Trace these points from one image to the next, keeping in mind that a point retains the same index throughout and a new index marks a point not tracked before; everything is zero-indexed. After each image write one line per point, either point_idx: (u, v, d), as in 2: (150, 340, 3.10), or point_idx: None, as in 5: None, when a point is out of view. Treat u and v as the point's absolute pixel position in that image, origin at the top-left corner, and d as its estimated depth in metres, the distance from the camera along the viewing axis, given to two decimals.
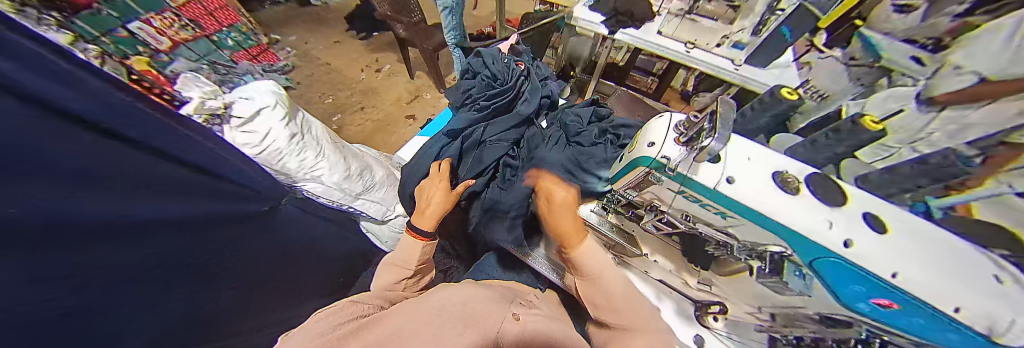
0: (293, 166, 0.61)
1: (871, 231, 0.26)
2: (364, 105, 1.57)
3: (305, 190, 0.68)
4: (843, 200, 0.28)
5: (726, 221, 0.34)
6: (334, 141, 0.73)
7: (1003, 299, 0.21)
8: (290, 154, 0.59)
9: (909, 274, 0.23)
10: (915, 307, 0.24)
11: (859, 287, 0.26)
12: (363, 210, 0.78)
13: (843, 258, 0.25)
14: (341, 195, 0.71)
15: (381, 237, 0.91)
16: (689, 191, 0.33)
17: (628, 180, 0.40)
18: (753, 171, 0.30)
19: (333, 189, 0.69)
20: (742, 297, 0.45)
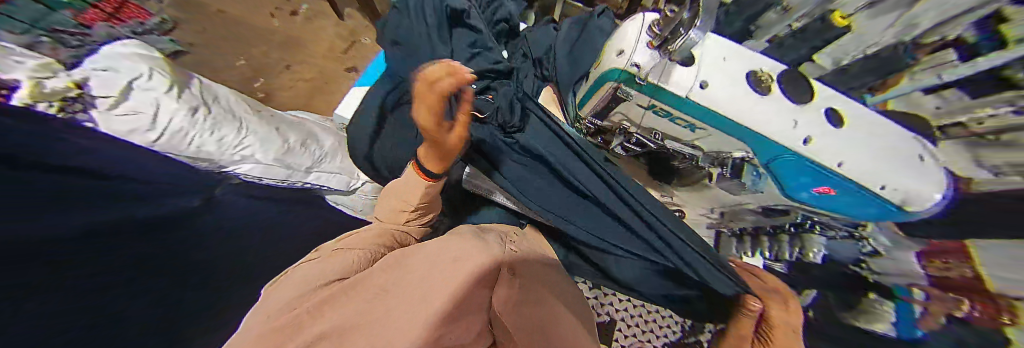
0: (212, 148, 0.48)
1: (831, 125, 0.38)
2: (287, 62, 1.22)
3: (242, 176, 0.54)
4: (807, 96, 0.39)
5: (694, 134, 0.46)
6: (255, 113, 0.61)
7: (921, 174, 0.37)
8: (200, 134, 0.47)
9: (849, 163, 0.37)
10: (848, 189, 0.39)
11: (806, 179, 0.41)
12: (322, 185, 0.69)
13: (796, 150, 0.39)
14: (291, 172, 0.62)
15: (360, 209, 0.81)
16: (659, 104, 0.43)
17: (597, 98, 0.50)
18: (732, 75, 0.40)
19: (277, 167, 0.59)
20: (697, 202, 0.66)
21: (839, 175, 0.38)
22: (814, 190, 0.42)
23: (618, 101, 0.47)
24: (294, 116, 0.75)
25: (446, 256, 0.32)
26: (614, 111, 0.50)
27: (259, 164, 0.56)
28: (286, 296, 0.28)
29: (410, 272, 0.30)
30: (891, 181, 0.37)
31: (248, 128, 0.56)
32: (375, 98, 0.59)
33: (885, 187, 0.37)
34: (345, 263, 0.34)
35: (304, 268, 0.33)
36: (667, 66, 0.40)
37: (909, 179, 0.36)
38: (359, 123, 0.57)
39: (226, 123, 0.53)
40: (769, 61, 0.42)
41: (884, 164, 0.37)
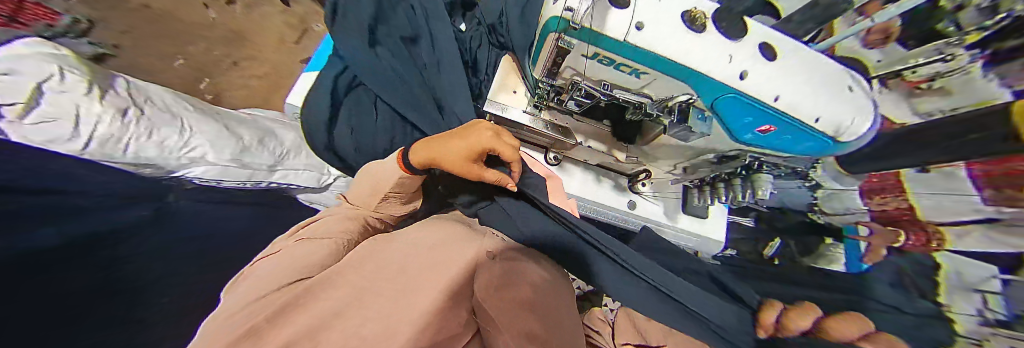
0: (153, 153, 0.45)
1: (764, 59, 0.32)
2: (232, 58, 1.08)
3: (196, 180, 0.52)
4: (741, 32, 0.33)
5: (642, 80, 0.37)
6: (193, 109, 0.56)
7: (853, 102, 0.31)
8: (134, 138, 0.43)
9: (787, 96, 0.30)
10: (787, 125, 0.32)
11: (748, 118, 0.33)
12: (290, 183, 0.66)
13: (733, 87, 0.31)
14: (252, 172, 0.59)
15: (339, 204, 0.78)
16: (602, 52, 0.33)
17: (544, 58, 0.41)
18: (660, 11, 0.31)
19: (235, 168, 0.55)
20: (665, 159, 0.53)
21: (774, 109, 0.31)
22: (755, 131, 0.35)
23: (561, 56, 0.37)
24: (240, 112, 0.68)
25: (435, 264, 0.33)
26: (562, 67, 0.40)
27: (215, 165, 0.52)
28: (251, 294, 0.27)
29: (393, 272, 0.31)
30: (826, 113, 0.30)
31: (191, 128, 0.52)
32: (326, 80, 0.52)
33: (819, 120, 0.30)
34: (320, 258, 0.33)
35: (268, 264, 0.32)
36: (600, 8, 0.31)
37: (842, 104, 0.30)
38: (313, 111, 0.52)
39: (167, 124, 0.49)
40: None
41: (828, 95, 0.31)
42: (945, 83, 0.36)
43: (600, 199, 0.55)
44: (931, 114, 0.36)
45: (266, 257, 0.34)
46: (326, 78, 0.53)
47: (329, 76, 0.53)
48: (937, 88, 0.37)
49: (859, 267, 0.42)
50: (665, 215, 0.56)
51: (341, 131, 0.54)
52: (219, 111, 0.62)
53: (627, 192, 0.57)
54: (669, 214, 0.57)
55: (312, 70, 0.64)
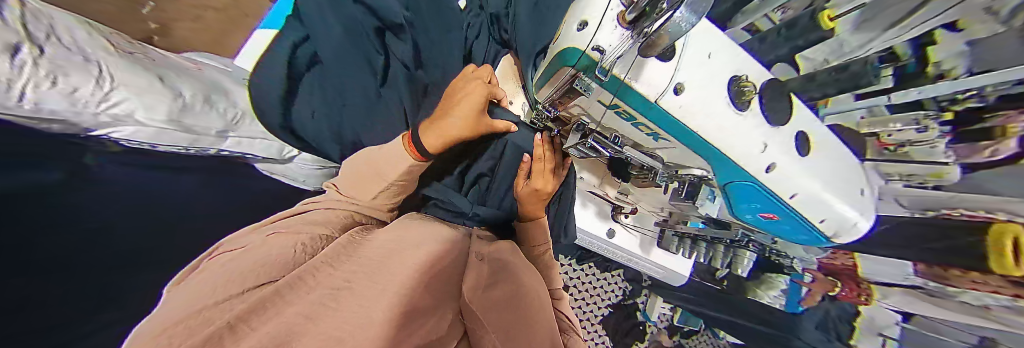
0: (62, 105, 0.27)
1: (802, 154, 0.33)
2: None
3: (123, 143, 0.37)
4: (786, 117, 0.33)
5: (656, 143, 0.37)
6: (115, 53, 0.36)
7: (850, 198, 0.36)
8: (33, 86, 0.24)
9: (801, 195, 0.34)
10: (788, 216, 0.37)
11: (755, 204, 0.37)
12: (243, 152, 0.53)
13: (756, 176, 0.33)
14: (196, 137, 0.45)
15: (301, 175, 0.65)
16: (621, 104, 0.32)
17: (556, 86, 0.37)
18: (709, 69, 0.30)
19: (174, 132, 0.41)
20: (650, 203, 0.60)
21: (789, 203, 0.35)
22: (760, 215, 0.40)
23: (571, 93, 0.35)
24: (167, 53, 0.49)
25: (398, 252, 0.27)
26: (570, 103, 0.37)
27: (147, 127, 0.38)
28: (227, 270, 0.21)
29: (373, 257, 0.26)
30: (831, 216, 0.36)
31: (114, 74, 0.33)
32: (279, 53, 0.46)
33: (793, 197, 0.34)
34: (279, 241, 0.27)
35: (223, 260, 0.23)
36: (641, 62, 0.29)
37: (851, 211, 0.36)
38: (263, 83, 0.45)
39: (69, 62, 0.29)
40: (754, 61, 0.32)
41: (841, 202, 0.36)
42: (909, 150, 0.47)
43: (581, 217, 0.64)
44: (891, 177, 0.51)
45: (216, 255, 0.25)
46: (282, 48, 0.46)
47: (285, 46, 0.46)
48: (898, 152, 0.49)
49: (796, 308, 0.70)
50: (639, 246, 0.65)
51: (300, 111, 0.47)
52: (145, 52, 0.43)
53: (610, 218, 0.65)
54: (644, 246, 0.66)
55: (268, 28, 0.60)
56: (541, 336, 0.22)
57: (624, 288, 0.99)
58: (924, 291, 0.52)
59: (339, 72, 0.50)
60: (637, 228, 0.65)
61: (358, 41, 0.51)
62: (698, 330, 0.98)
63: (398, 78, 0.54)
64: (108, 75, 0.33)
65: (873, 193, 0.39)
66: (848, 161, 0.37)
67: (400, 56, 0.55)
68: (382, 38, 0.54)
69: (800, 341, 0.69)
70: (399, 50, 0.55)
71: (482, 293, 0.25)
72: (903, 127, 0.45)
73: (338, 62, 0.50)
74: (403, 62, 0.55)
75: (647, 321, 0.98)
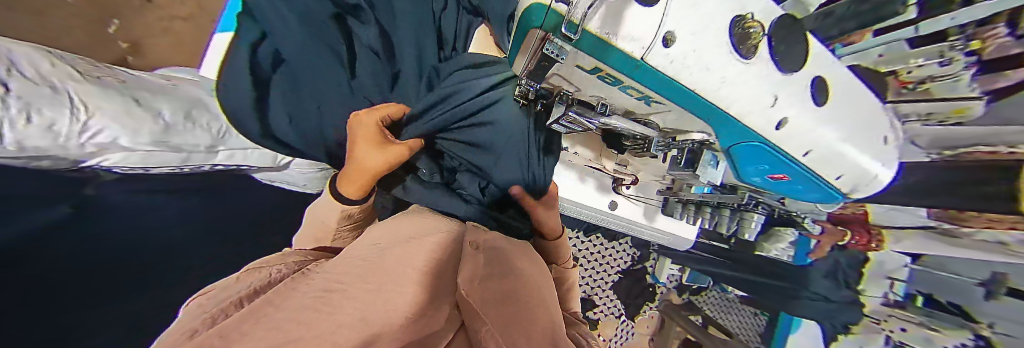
0: (47, 142, 0.27)
1: (815, 104, 0.30)
2: None
3: (116, 169, 0.39)
4: (801, 63, 0.30)
5: (651, 107, 0.33)
6: (81, 79, 0.34)
7: (866, 147, 0.34)
8: (11, 126, 0.24)
9: (816, 148, 0.32)
10: (798, 175, 0.35)
11: (764, 166, 0.35)
12: (236, 164, 0.52)
13: (766, 135, 0.31)
14: (187, 156, 0.44)
15: (297, 181, 0.65)
16: (606, 69, 0.27)
17: (522, 63, 0.33)
18: (705, 14, 0.24)
19: (163, 153, 0.40)
20: (650, 171, 0.59)
21: (801, 163, 0.33)
22: (770, 177, 0.38)
23: (547, 67, 0.30)
24: (138, 73, 0.47)
25: (392, 247, 0.27)
26: (549, 74, 0.33)
27: (136, 152, 0.37)
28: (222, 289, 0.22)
29: (366, 258, 0.25)
30: (848, 172, 0.34)
31: (92, 99, 0.33)
32: (241, 53, 0.45)
33: (807, 154, 0.33)
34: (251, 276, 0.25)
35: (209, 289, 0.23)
36: (616, 5, 0.22)
37: (871, 164, 0.35)
38: (234, 92, 0.45)
39: (44, 96, 0.28)
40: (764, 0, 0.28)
41: (860, 153, 0.34)
42: (930, 87, 0.43)
43: (582, 192, 0.62)
44: (908, 118, 0.47)
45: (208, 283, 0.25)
46: (242, 51, 0.45)
47: (245, 48, 0.45)
48: (917, 90, 0.45)
49: (804, 261, 0.70)
50: (644, 215, 0.65)
51: (274, 114, 0.46)
52: (115, 75, 0.41)
53: (610, 191, 0.63)
54: (648, 215, 0.66)
55: (225, 32, 0.56)
56: (540, 325, 0.21)
57: (633, 254, 1.01)
58: (938, 230, 0.53)
59: (308, 67, 0.48)
60: (639, 197, 0.64)
61: (318, 35, 0.48)
62: (708, 287, 1.02)
63: (368, 68, 0.49)
64: (83, 104, 0.31)
65: (891, 140, 0.36)
66: (867, 105, 0.34)
67: (366, 42, 0.50)
68: (343, 25, 0.50)
69: (806, 291, 0.71)
70: (365, 35, 0.50)
71: (480, 282, 0.24)
72: (927, 60, 0.41)
73: (301, 57, 0.47)
74: (370, 49, 0.50)
75: (656, 282, 1.01)
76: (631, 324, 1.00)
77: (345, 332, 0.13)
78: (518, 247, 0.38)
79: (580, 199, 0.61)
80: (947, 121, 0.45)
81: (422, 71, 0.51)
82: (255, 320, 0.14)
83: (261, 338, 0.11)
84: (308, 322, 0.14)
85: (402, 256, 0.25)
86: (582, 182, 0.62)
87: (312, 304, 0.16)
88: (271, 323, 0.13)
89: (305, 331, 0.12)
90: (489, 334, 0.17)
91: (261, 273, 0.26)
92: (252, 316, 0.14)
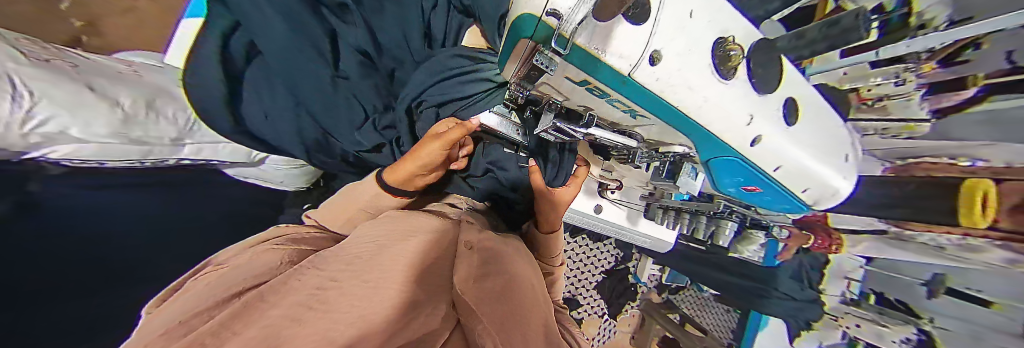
0: None
1: (783, 123, 0.32)
2: None
3: (64, 163, 0.36)
4: (773, 85, 0.31)
5: (634, 120, 0.35)
6: (25, 61, 0.30)
7: (831, 164, 0.36)
8: None
9: (785, 164, 0.34)
10: (769, 187, 0.37)
11: (738, 178, 0.37)
12: (205, 159, 0.51)
13: (739, 150, 0.32)
14: (149, 148, 0.42)
15: (272, 178, 0.62)
16: (593, 81, 0.27)
17: (513, 68, 0.33)
18: (689, 33, 0.25)
19: (121, 145, 0.38)
20: (635, 178, 0.61)
21: (771, 177, 0.35)
22: (743, 188, 0.40)
23: (535, 77, 0.30)
24: (91, 55, 0.43)
25: (388, 244, 0.26)
26: (538, 83, 0.33)
27: (88, 143, 0.35)
28: (215, 280, 0.22)
29: (358, 256, 0.24)
30: (813, 186, 0.37)
31: (43, 85, 0.30)
32: (208, 45, 0.41)
33: (776, 169, 0.34)
34: (257, 262, 0.25)
35: (207, 281, 0.22)
36: (609, 22, 0.23)
37: (832, 180, 0.37)
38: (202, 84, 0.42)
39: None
40: (746, 22, 0.29)
41: (824, 168, 0.36)
42: (889, 103, 0.46)
43: None
44: (867, 132, 0.51)
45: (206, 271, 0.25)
46: (210, 39, 0.41)
47: (215, 36, 0.41)
48: (875, 106, 0.48)
49: (773, 262, 0.73)
50: (627, 218, 0.67)
51: (252, 114, 0.47)
52: (62, 56, 0.37)
53: (597, 195, 0.65)
54: (631, 219, 0.68)
55: (194, 16, 0.52)
56: (532, 329, 0.20)
57: (616, 255, 1.03)
58: (890, 236, 0.56)
59: (289, 62, 0.45)
60: (623, 201, 0.66)
61: (298, 28, 0.43)
62: (685, 287, 1.06)
63: (356, 71, 0.48)
64: (29, 90, 0.28)
65: (851, 155, 0.39)
66: (831, 122, 0.37)
67: (352, 41, 0.47)
68: (327, 19, 0.46)
69: (775, 291, 0.75)
70: (350, 32, 0.47)
71: (473, 281, 0.23)
72: (885, 80, 0.43)
73: (279, 50, 0.44)
74: (357, 49, 0.47)
75: (637, 282, 1.04)
76: (613, 322, 1.03)
77: (343, 328, 0.13)
78: (510, 246, 0.38)
79: None
80: (901, 136, 0.49)
81: (412, 62, 0.51)
82: (243, 321, 0.13)
83: (248, 342, 0.10)
84: (304, 320, 0.13)
85: (394, 253, 0.24)
86: None
87: (306, 301, 0.15)
88: (260, 322, 0.12)
89: (299, 328, 0.12)
90: (484, 332, 0.17)
91: (265, 258, 0.26)
92: (237, 316, 0.13)
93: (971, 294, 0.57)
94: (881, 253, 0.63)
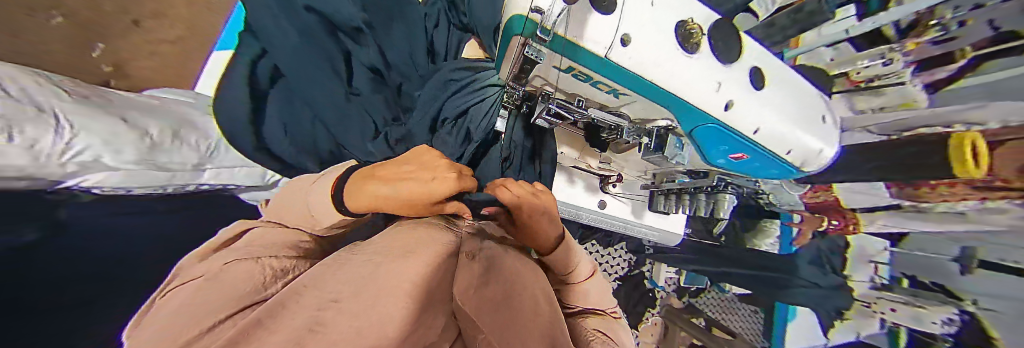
0: (24, 160, 0.28)
1: (750, 88, 0.34)
2: (129, 14, 0.79)
3: (95, 189, 0.38)
4: (735, 54, 0.33)
5: (618, 100, 0.36)
6: (68, 98, 0.35)
7: (814, 127, 0.37)
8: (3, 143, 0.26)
9: (763, 126, 0.35)
10: (758, 153, 0.37)
11: (724, 148, 0.37)
12: (223, 183, 0.51)
13: (715, 116, 0.33)
14: (172, 174, 0.43)
15: None
16: (576, 66, 0.30)
17: (507, 65, 0.35)
18: (652, 19, 0.29)
19: (148, 171, 0.40)
20: (633, 166, 0.61)
21: (751, 140, 0.35)
22: (730, 158, 0.39)
23: (526, 69, 0.33)
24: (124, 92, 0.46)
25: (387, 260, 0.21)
26: (531, 76, 0.35)
27: (118, 170, 0.37)
28: (207, 295, 0.19)
29: (358, 274, 0.20)
30: (796, 147, 0.37)
31: (74, 119, 0.33)
32: (240, 69, 0.45)
33: (757, 131, 0.35)
34: (251, 272, 0.22)
35: (194, 296, 0.19)
36: (580, 11, 0.26)
37: (812, 140, 0.37)
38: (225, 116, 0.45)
39: (29, 114, 0.29)
40: (704, 7, 0.33)
41: (806, 133, 0.37)
42: (883, 83, 0.55)
43: (572, 194, 0.63)
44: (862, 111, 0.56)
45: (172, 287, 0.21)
46: (241, 64, 0.45)
47: (244, 62, 0.46)
48: (869, 87, 0.56)
49: (790, 249, 0.73)
50: (632, 212, 0.67)
51: (269, 127, 0.46)
52: (100, 92, 0.42)
53: (598, 191, 0.64)
54: (636, 212, 0.67)
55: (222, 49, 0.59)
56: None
57: (629, 260, 0.99)
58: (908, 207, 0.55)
59: (305, 83, 0.48)
60: (626, 195, 0.66)
61: (317, 49, 0.49)
62: (705, 289, 1.00)
63: (367, 86, 0.51)
64: (69, 125, 0.33)
65: (832, 119, 0.40)
66: (810, 89, 0.39)
67: (364, 60, 0.52)
68: (341, 43, 0.51)
69: (797, 279, 0.72)
70: (362, 53, 0.52)
71: (473, 288, 0.19)
72: (872, 61, 0.52)
73: (297, 72, 0.48)
74: (369, 67, 0.52)
75: (655, 287, 1.01)
76: (636, 333, 0.98)
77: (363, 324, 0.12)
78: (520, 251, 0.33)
79: (569, 199, 0.62)
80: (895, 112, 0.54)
81: (419, 76, 0.56)
82: (279, 315, 0.13)
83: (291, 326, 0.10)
84: (333, 309, 0.14)
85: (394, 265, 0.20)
86: (571, 185, 0.63)
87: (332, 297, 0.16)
88: (294, 314, 0.13)
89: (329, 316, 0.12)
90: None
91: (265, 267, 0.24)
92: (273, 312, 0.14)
93: (1004, 265, 0.55)
94: (898, 222, 0.61)
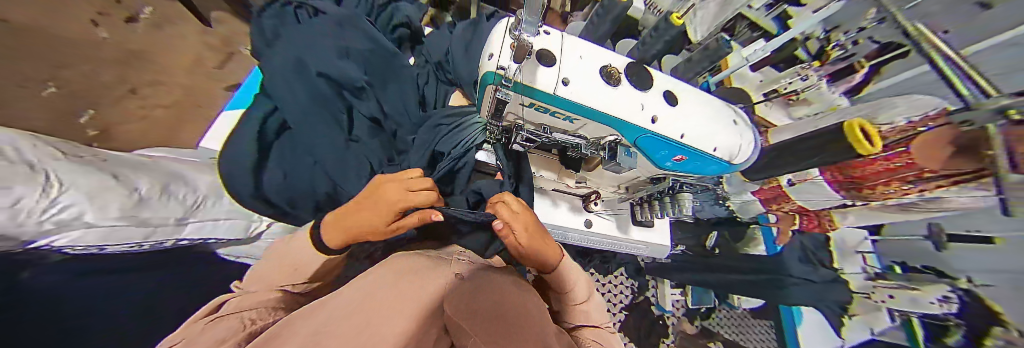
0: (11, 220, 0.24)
1: (669, 105, 0.40)
2: None
3: (66, 248, 0.31)
4: (649, 83, 0.40)
5: (574, 125, 0.41)
6: (63, 158, 0.33)
7: (739, 132, 0.44)
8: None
9: (688, 132, 0.40)
10: (693, 152, 0.42)
11: (665, 151, 0.42)
12: (203, 238, 0.47)
13: (648, 128, 0.38)
14: (154, 229, 0.39)
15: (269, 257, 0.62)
16: (536, 102, 0.37)
17: (486, 103, 0.41)
18: (582, 66, 0.37)
19: (129, 228, 0.35)
20: (607, 182, 0.63)
21: (682, 143, 0.40)
22: (674, 160, 0.43)
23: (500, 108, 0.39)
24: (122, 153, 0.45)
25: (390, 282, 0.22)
26: (505, 113, 0.41)
27: (98, 227, 0.32)
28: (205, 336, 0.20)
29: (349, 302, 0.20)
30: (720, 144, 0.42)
31: (62, 176, 0.30)
32: (249, 126, 0.47)
33: (684, 136, 0.40)
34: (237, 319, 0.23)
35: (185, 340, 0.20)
36: (530, 65, 0.34)
37: (731, 138, 0.43)
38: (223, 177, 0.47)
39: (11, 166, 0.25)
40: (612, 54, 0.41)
41: (732, 137, 0.43)
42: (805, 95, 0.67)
43: (558, 216, 0.66)
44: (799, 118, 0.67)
45: None
46: (249, 125, 0.47)
47: (255, 118, 0.48)
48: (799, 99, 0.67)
49: (775, 249, 0.77)
50: (618, 228, 0.69)
51: (273, 174, 0.47)
52: (97, 154, 0.40)
53: (582, 211, 0.68)
54: (621, 228, 0.69)
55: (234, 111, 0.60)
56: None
57: (631, 286, 0.97)
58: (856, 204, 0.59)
59: (310, 135, 0.50)
60: (609, 212, 0.70)
61: (323, 107, 0.52)
62: (715, 307, 0.98)
63: (366, 133, 0.55)
64: (53, 180, 0.29)
65: (744, 121, 0.47)
66: (722, 105, 0.47)
67: (365, 111, 0.57)
68: (342, 98, 0.56)
69: (791, 277, 0.72)
70: (362, 106, 0.57)
71: (463, 297, 0.18)
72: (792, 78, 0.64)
73: (301, 125, 0.50)
74: (369, 117, 0.58)
75: (664, 313, 0.96)
76: None
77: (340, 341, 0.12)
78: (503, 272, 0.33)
79: (551, 220, 0.65)
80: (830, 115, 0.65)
81: (412, 122, 0.62)
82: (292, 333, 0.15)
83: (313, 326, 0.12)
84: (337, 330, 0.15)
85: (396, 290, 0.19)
86: (557, 208, 0.67)
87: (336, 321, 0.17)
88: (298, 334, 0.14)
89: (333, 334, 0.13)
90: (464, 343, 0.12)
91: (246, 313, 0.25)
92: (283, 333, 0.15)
93: (971, 236, 0.59)
94: (862, 212, 0.64)
